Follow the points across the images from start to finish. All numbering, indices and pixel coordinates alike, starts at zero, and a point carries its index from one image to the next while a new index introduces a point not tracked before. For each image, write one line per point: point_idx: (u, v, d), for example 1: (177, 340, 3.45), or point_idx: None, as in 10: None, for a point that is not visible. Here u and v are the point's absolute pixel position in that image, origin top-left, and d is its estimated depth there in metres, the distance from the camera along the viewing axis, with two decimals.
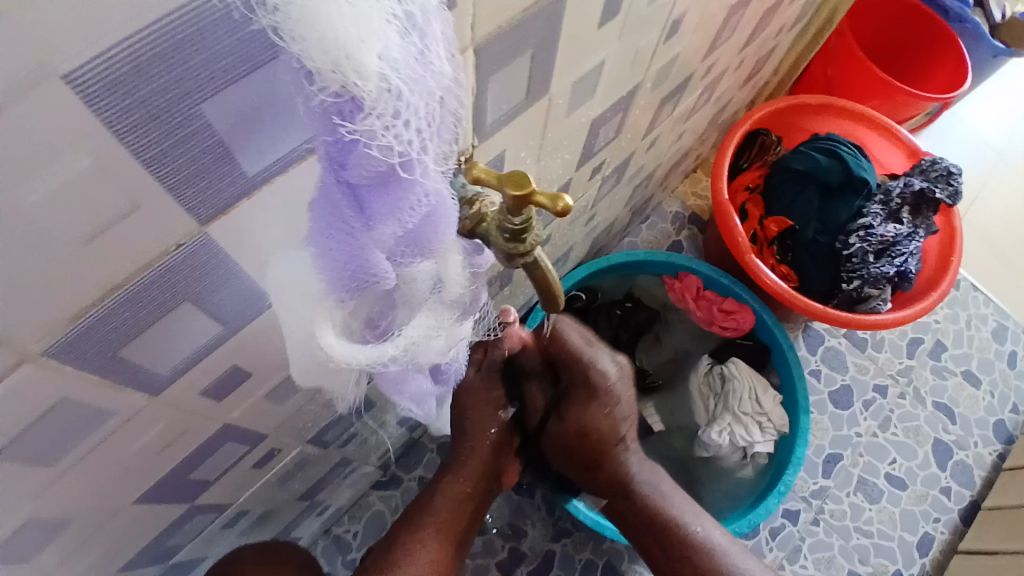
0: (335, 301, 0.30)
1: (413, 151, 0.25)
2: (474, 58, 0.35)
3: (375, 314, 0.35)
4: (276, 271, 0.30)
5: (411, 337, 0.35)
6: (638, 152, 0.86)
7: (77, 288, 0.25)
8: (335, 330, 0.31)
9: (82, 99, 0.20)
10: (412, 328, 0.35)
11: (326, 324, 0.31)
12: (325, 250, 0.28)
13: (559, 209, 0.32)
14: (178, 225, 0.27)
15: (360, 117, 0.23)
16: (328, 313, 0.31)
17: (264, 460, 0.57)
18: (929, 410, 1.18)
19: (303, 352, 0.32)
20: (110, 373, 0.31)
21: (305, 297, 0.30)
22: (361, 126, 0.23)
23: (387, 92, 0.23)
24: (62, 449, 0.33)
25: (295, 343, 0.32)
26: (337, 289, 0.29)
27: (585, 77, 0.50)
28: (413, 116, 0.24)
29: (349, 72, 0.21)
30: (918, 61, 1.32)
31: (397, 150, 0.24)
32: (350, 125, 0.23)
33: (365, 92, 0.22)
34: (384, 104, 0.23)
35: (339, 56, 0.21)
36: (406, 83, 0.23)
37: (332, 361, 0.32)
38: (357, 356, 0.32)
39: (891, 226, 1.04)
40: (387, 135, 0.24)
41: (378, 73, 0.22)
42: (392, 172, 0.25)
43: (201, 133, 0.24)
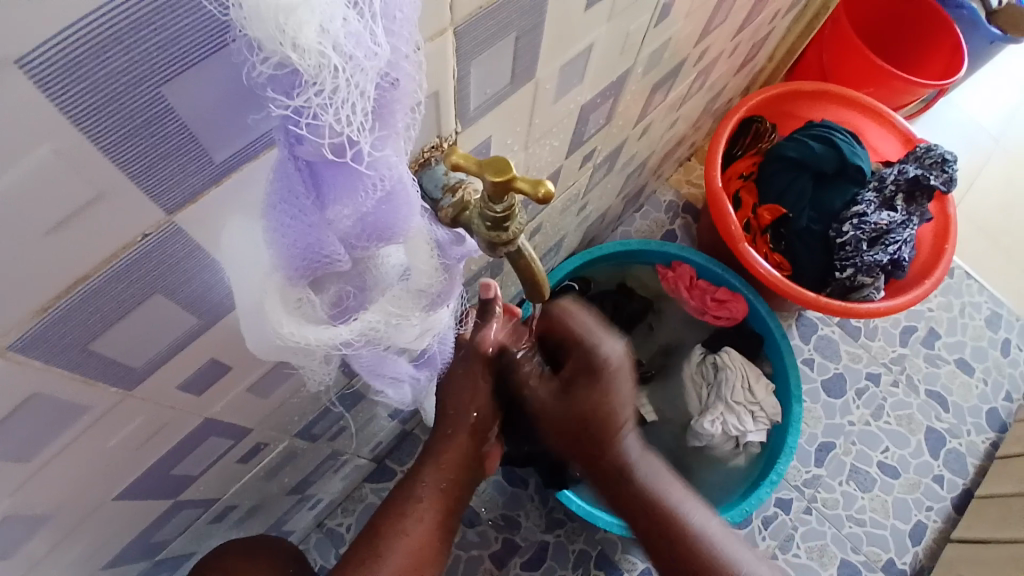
0: (285, 279, 0.30)
1: (352, 135, 0.23)
2: (454, 40, 0.34)
3: (342, 292, 0.34)
4: (230, 247, 0.29)
5: (369, 320, 0.35)
6: (630, 139, 0.85)
7: (40, 281, 0.25)
8: (286, 307, 0.31)
9: (37, 87, 0.19)
10: (373, 312, 0.35)
11: (275, 303, 0.30)
12: (277, 226, 0.27)
13: (540, 196, 0.31)
14: (145, 215, 0.26)
15: (300, 92, 0.22)
16: (277, 291, 0.30)
17: (251, 453, 0.56)
18: (922, 398, 1.19)
19: (259, 328, 0.32)
20: (82, 368, 0.30)
21: (257, 272, 0.30)
22: (298, 99, 0.22)
23: (328, 68, 0.21)
24: (36, 446, 0.32)
25: (248, 314, 0.31)
26: (290, 269, 0.29)
27: (573, 60, 0.49)
28: (352, 94, 0.22)
29: (285, 43, 0.20)
30: (912, 46, 1.31)
31: (332, 131, 0.23)
32: (289, 99, 0.22)
33: (302, 66, 0.21)
34: (324, 78, 0.21)
35: (284, 32, 0.20)
36: (357, 63, 0.22)
37: (280, 338, 0.31)
38: (304, 332, 0.32)
39: (885, 213, 1.03)
40: (324, 113, 0.22)
41: (317, 47, 0.20)
42: (328, 154, 0.24)
43: (161, 119, 0.23)
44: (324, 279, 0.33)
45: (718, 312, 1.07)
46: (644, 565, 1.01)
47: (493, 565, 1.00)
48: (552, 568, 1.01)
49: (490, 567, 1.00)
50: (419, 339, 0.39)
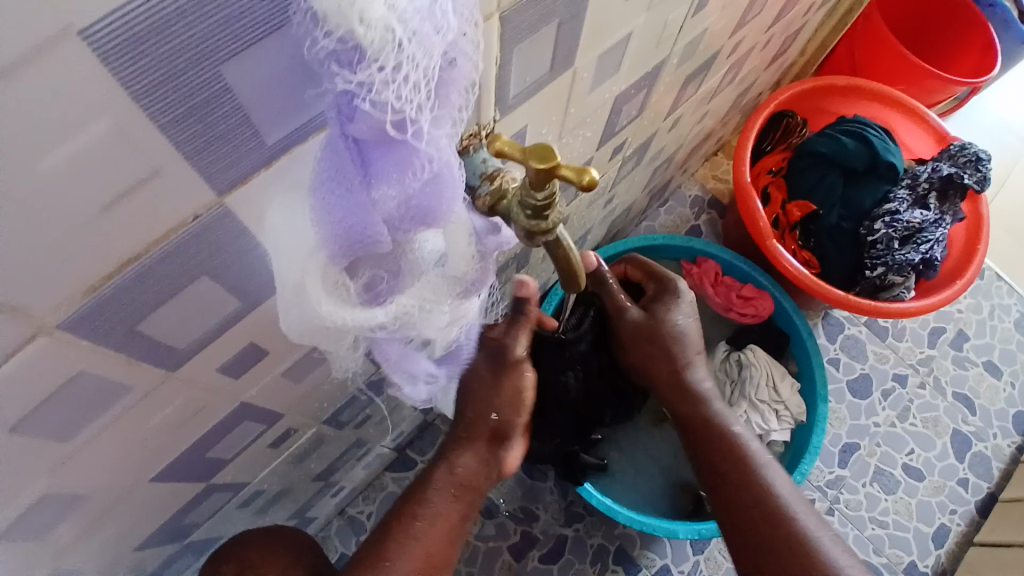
0: (327, 258, 0.29)
1: (413, 113, 0.23)
2: (499, 27, 0.33)
3: (376, 277, 0.33)
4: (275, 230, 0.29)
5: (403, 305, 0.34)
6: (660, 132, 0.84)
7: (92, 258, 0.25)
8: (326, 288, 0.30)
9: (100, 59, 0.19)
10: (406, 296, 0.34)
11: (316, 282, 0.29)
12: (322, 207, 0.26)
13: (585, 184, 0.31)
14: (196, 195, 0.26)
15: (363, 67, 0.21)
16: (319, 269, 0.29)
17: (280, 439, 0.57)
18: (949, 400, 1.16)
19: (297, 307, 0.31)
20: (128, 348, 0.31)
21: (302, 245, 0.29)
22: (360, 74, 0.21)
23: (392, 42, 0.21)
24: (79, 424, 0.33)
25: (286, 297, 0.31)
26: (332, 250, 0.28)
27: (610, 50, 0.48)
28: (413, 71, 0.22)
29: (352, 17, 0.20)
30: (948, 41, 1.28)
31: (394, 108, 0.23)
32: (350, 74, 0.21)
33: (366, 41, 0.20)
34: (386, 55, 0.21)
35: (352, 4, 0.20)
36: (422, 39, 0.21)
37: (320, 318, 0.31)
38: (344, 314, 0.31)
39: (918, 211, 1.01)
40: (386, 89, 0.22)
41: (383, 22, 0.20)
42: (388, 129, 0.23)
43: (219, 97, 0.23)
44: (359, 263, 0.32)
45: (743, 309, 1.05)
46: (661, 562, 1.01)
47: (511, 558, 1.00)
48: (570, 562, 1.00)
49: (508, 559, 1.00)
50: (447, 329, 0.38)
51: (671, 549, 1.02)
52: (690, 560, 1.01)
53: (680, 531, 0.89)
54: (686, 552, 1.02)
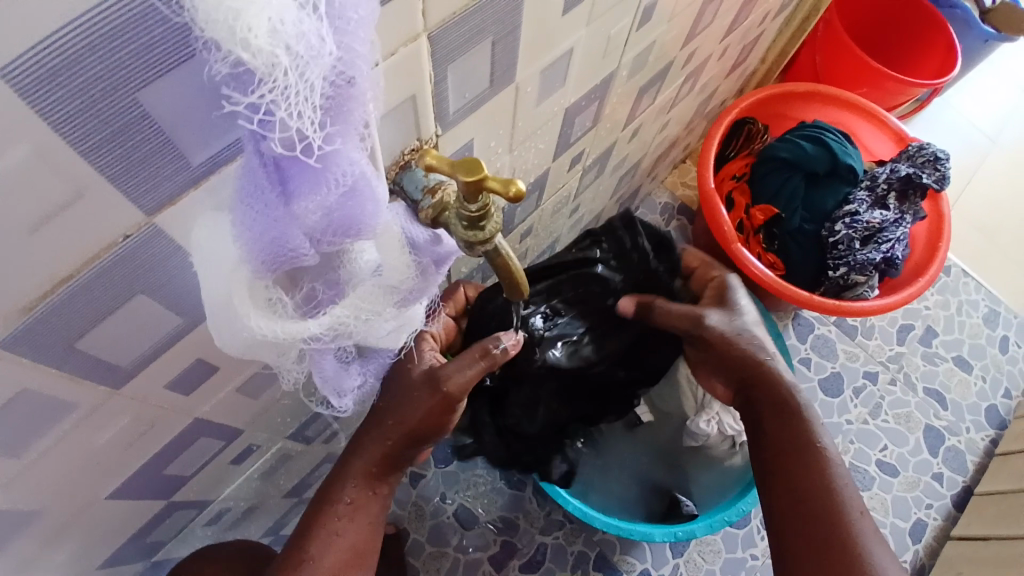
0: (253, 273, 0.29)
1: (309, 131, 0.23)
2: (429, 46, 0.35)
3: (315, 287, 0.36)
4: (203, 241, 0.29)
5: (338, 315, 0.35)
6: (620, 142, 0.86)
7: (25, 278, 0.26)
8: (256, 303, 0.31)
9: (18, 95, 0.20)
10: (342, 307, 0.35)
11: (244, 296, 0.30)
12: (243, 223, 0.28)
13: (512, 195, 0.32)
14: (125, 216, 0.27)
15: (256, 88, 0.22)
16: (246, 287, 0.30)
17: (243, 454, 0.57)
18: (920, 396, 1.19)
19: (230, 327, 0.32)
20: (68, 366, 0.31)
21: (225, 265, 0.30)
22: (254, 94, 0.22)
23: (279, 66, 0.21)
24: (25, 443, 0.33)
25: (217, 313, 0.31)
26: (259, 266, 0.29)
27: (553, 64, 0.50)
28: (306, 92, 0.22)
29: (235, 42, 0.20)
30: (904, 46, 1.32)
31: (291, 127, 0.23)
32: (245, 96, 0.22)
33: (254, 65, 0.21)
34: (277, 75, 0.21)
35: (234, 29, 0.20)
36: (308, 61, 0.22)
37: (251, 331, 0.32)
38: (274, 326, 0.32)
39: (877, 212, 1.04)
40: (278, 108, 0.22)
41: (268, 46, 0.20)
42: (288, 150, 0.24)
43: (137, 123, 0.24)
44: (295, 274, 0.34)
45: None
46: (642, 567, 1.01)
47: (491, 568, 1.01)
48: (551, 570, 1.01)
49: (489, 569, 1.01)
50: (388, 336, 0.40)
51: (651, 553, 1.02)
52: (670, 563, 1.02)
53: (657, 534, 0.90)
54: (665, 556, 1.02)
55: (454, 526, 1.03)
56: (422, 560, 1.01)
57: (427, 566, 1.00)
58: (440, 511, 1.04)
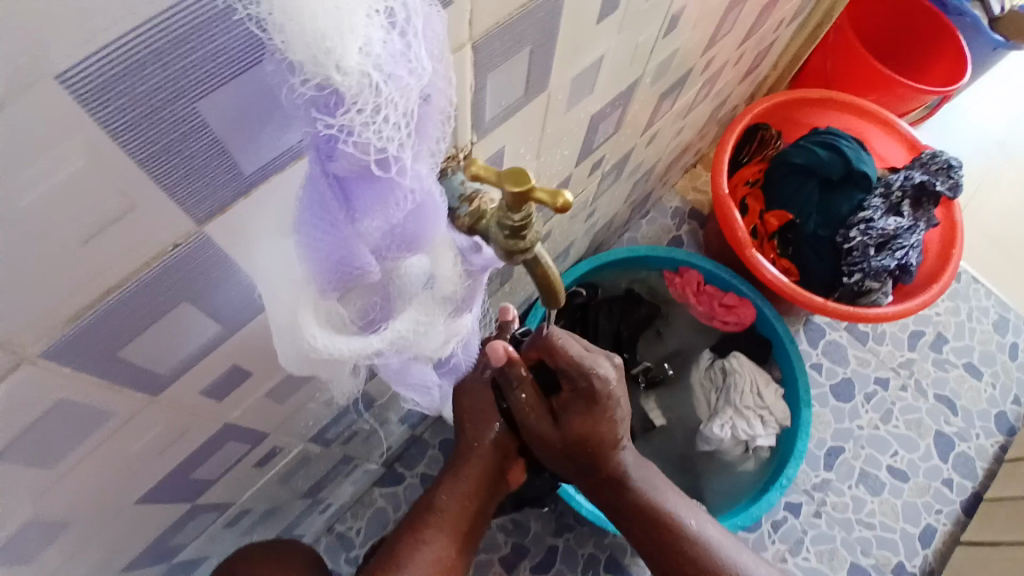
0: (319, 290, 0.30)
1: (395, 151, 0.24)
2: (472, 55, 0.34)
3: (370, 306, 0.35)
4: (263, 260, 0.30)
5: (399, 329, 0.35)
6: (638, 147, 0.86)
7: (75, 287, 0.25)
8: (319, 321, 0.31)
9: (76, 101, 0.20)
10: (401, 320, 0.35)
11: (309, 315, 0.30)
12: (309, 242, 0.27)
13: (560, 206, 0.32)
14: (176, 226, 0.27)
15: (342, 111, 0.22)
16: (312, 304, 0.30)
17: (266, 458, 0.57)
18: (930, 402, 1.18)
19: (292, 344, 0.32)
20: (110, 373, 0.31)
21: (288, 282, 0.30)
22: (342, 118, 0.22)
23: (369, 87, 0.22)
24: (62, 450, 0.33)
25: (280, 332, 0.31)
26: (323, 281, 0.29)
27: (584, 72, 0.50)
28: (393, 112, 0.23)
29: (328, 66, 0.21)
30: (916, 53, 1.31)
31: (376, 147, 0.24)
32: (330, 117, 0.22)
33: (344, 87, 0.21)
34: (364, 99, 0.22)
35: (327, 54, 0.20)
36: (397, 81, 0.23)
37: (315, 351, 0.32)
38: (340, 346, 0.32)
39: (892, 219, 1.03)
40: (366, 130, 0.23)
41: (359, 69, 0.21)
42: (372, 167, 0.24)
43: (195, 132, 0.24)
44: (349, 293, 0.33)
45: (726, 318, 1.08)
46: None
47: (502, 570, 1.00)
48: (562, 572, 1.01)
49: (499, 571, 1.00)
50: (444, 346, 0.40)
51: None
52: None
53: None
54: None
55: None
56: None
57: None
58: None
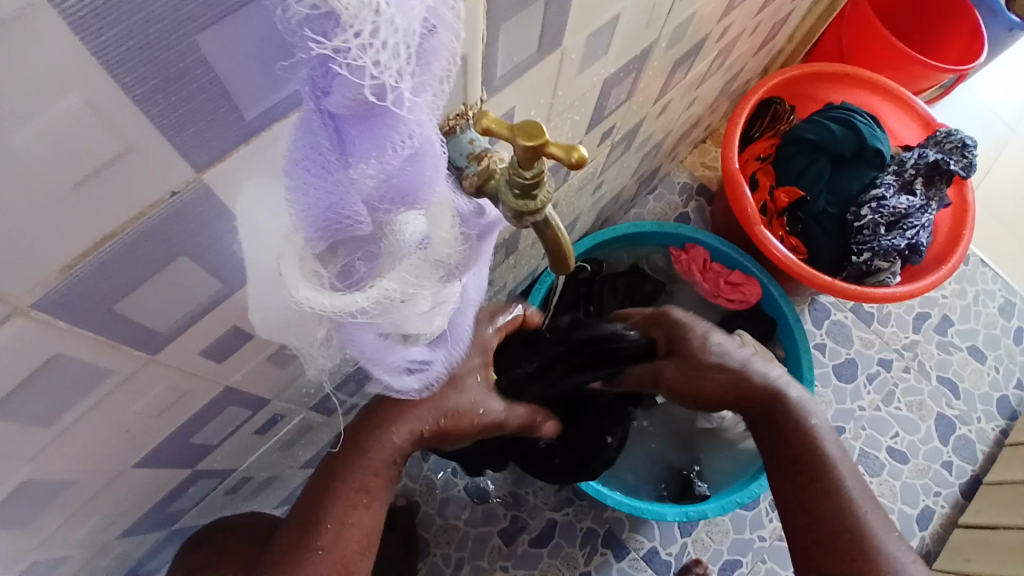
0: (305, 241, 0.30)
1: (393, 80, 0.22)
2: (486, 3, 0.33)
3: (353, 261, 0.34)
4: (251, 207, 0.29)
5: (384, 289, 0.33)
6: (648, 117, 0.83)
7: (68, 235, 0.24)
8: (303, 273, 0.30)
9: (70, 27, 0.18)
10: (388, 280, 0.34)
11: (293, 265, 0.30)
12: (299, 187, 0.27)
13: (574, 162, 0.30)
14: (175, 171, 0.25)
15: (337, 33, 0.21)
16: (296, 253, 0.30)
17: (267, 425, 0.56)
18: (933, 384, 1.18)
19: (274, 293, 0.32)
20: (107, 329, 0.30)
21: (275, 231, 0.30)
22: (336, 40, 0.21)
23: (367, 6, 0.20)
24: (58, 410, 0.32)
25: (261, 283, 0.32)
26: (311, 229, 0.29)
27: (598, 31, 0.48)
28: (392, 35, 0.21)
29: None
30: (933, 29, 1.28)
31: (373, 76, 0.22)
32: (325, 41, 0.21)
33: (340, 4, 0.20)
34: (362, 20, 0.20)
35: None
36: (398, 1, 0.21)
37: (297, 302, 0.31)
38: (320, 299, 0.30)
39: (904, 197, 1.02)
40: (363, 55, 0.21)
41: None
42: (368, 97, 0.22)
43: (194, 70, 0.22)
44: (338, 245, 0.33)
45: (730, 295, 1.07)
46: (650, 544, 1.02)
47: (501, 542, 1.01)
48: (560, 546, 1.01)
49: (498, 543, 1.01)
50: (431, 313, 0.38)
51: (660, 531, 1.02)
52: (679, 541, 1.02)
53: (669, 513, 0.90)
54: (674, 535, 1.02)
55: (464, 500, 1.03)
56: (432, 532, 1.01)
57: (438, 539, 1.00)
58: (451, 485, 1.03)
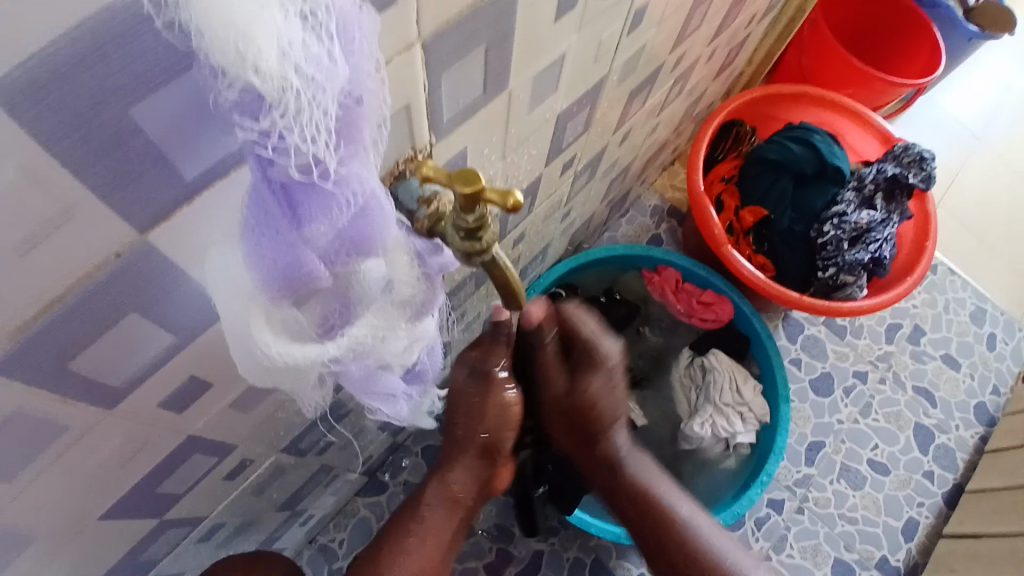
0: (268, 300, 0.30)
1: (322, 154, 0.24)
2: (422, 53, 0.34)
3: (327, 311, 0.34)
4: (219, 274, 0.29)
5: (356, 336, 0.36)
6: (610, 146, 0.86)
7: (14, 301, 0.25)
8: (272, 328, 0.31)
9: (3, 107, 0.19)
10: (360, 326, 0.36)
11: (261, 323, 0.30)
12: (256, 251, 0.27)
13: (509, 206, 0.32)
14: (116, 234, 0.26)
15: (266, 115, 0.22)
16: (263, 315, 0.30)
17: (237, 469, 0.56)
18: (909, 394, 1.20)
19: (244, 354, 0.32)
20: (59, 387, 0.30)
21: (240, 294, 0.29)
22: (264, 122, 0.22)
23: (291, 90, 0.21)
24: (13, 469, 0.32)
25: (232, 342, 0.32)
26: (272, 291, 0.29)
27: (545, 70, 0.50)
28: (315, 114, 0.23)
29: (247, 68, 0.20)
30: (888, 46, 1.33)
31: (302, 151, 0.24)
32: (255, 123, 0.22)
33: (265, 91, 0.21)
34: (287, 101, 0.22)
35: (244, 57, 0.20)
36: (318, 84, 0.22)
37: (267, 359, 0.32)
38: (293, 353, 0.32)
39: (865, 212, 1.05)
40: (290, 133, 0.23)
41: (279, 72, 0.21)
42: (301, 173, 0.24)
43: (127, 140, 0.24)
44: (308, 299, 0.33)
45: (704, 315, 1.09)
46: (638, 570, 1.01)
47: (488, 575, 1.00)
48: None
49: None
50: (407, 352, 0.40)
51: None
52: None
53: None
54: None
55: None
56: None
57: None
58: None
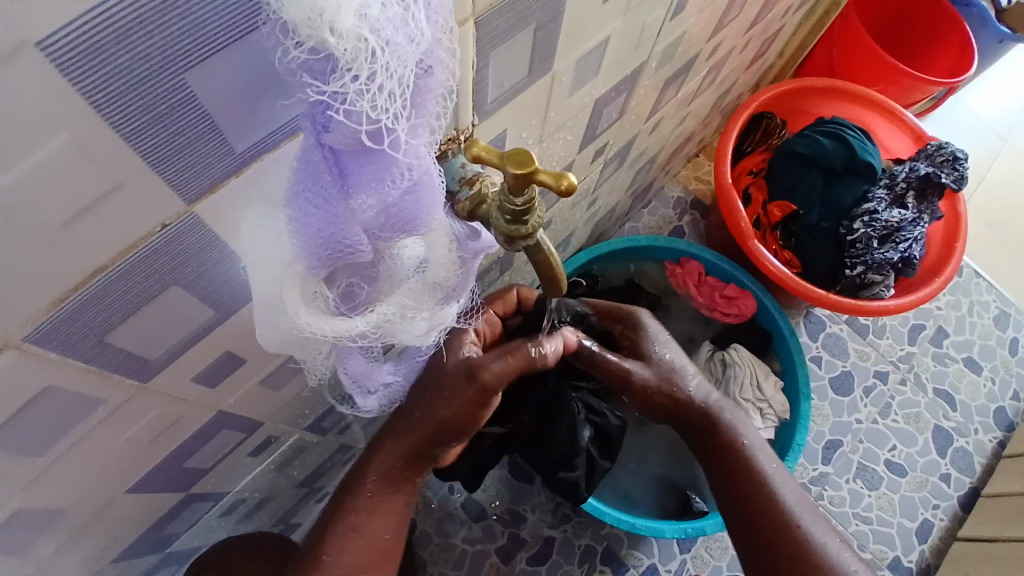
0: (306, 270, 0.29)
1: (388, 122, 0.23)
2: (475, 31, 0.33)
3: (352, 284, 0.35)
4: (249, 238, 0.29)
5: (384, 313, 0.34)
6: (641, 134, 0.84)
7: (60, 270, 0.24)
8: (304, 298, 0.31)
9: (59, 70, 0.19)
10: (387, 304, 0.34)
11: (294, 293, 0.30)
12: (301, 218, 0.26)
13: (563, 189, 0.31)
14: (164, 206, 0.26)
15: (335, 77, 0.21)
16: (297, 283, 0.30)
17: (261, 447, 0.56)
18: (930, 396, 1.18)
19: (274, 322, 0.32)
20: (97, 359, 0.30)
21: (275, 262, 0.29)
22: (333, 86, 0.21)
23: (364, 52, 0.21)
24: (49, 440, 0.32)
25: (263, 311, 0.31)
26: (312, 259, 0.29)
27: (587, 54, 0.48)
28: (389, 81, 0.22)
29: (322, 28, 0.19)
30: (922, 43, 1.30)
31: (369, 118, 0.23)
32: (321, 84, 0.21)
33: (338, 51, 0.20)
34: (359, 65, 0.21)
35: (321, 15, 0.19)
36: (395, 48, 0.21)
37: (297, 327, 0.31)
38: (323, 325, 0.31)
39: (896, 211, 1.02)
40: (360, 100, 0.22)
41: (355, 32, 0.20)
42: (364, 139, 0.23)
43: (184, 106, 0.23)
44: (334, 273, 0.33)
45: (726, 309, 1.06)
46: (649, 562, 1.01)
47: (499, 560, 1.00)
48: (559, 563, 1.00)
49: (496, 561, 1.00)
50: (428, 336, 0.38)
51: (659, 548, 1.02)
52: (678, 558, 1.01)
53: (667, 530, 0.89)
54: (673, 551, 1.02)
55: (462, 518, 1.02)
56: (429, 551, 1.00)
57: (436, 558, 0.99)
58: (449, 503, 1.02)
